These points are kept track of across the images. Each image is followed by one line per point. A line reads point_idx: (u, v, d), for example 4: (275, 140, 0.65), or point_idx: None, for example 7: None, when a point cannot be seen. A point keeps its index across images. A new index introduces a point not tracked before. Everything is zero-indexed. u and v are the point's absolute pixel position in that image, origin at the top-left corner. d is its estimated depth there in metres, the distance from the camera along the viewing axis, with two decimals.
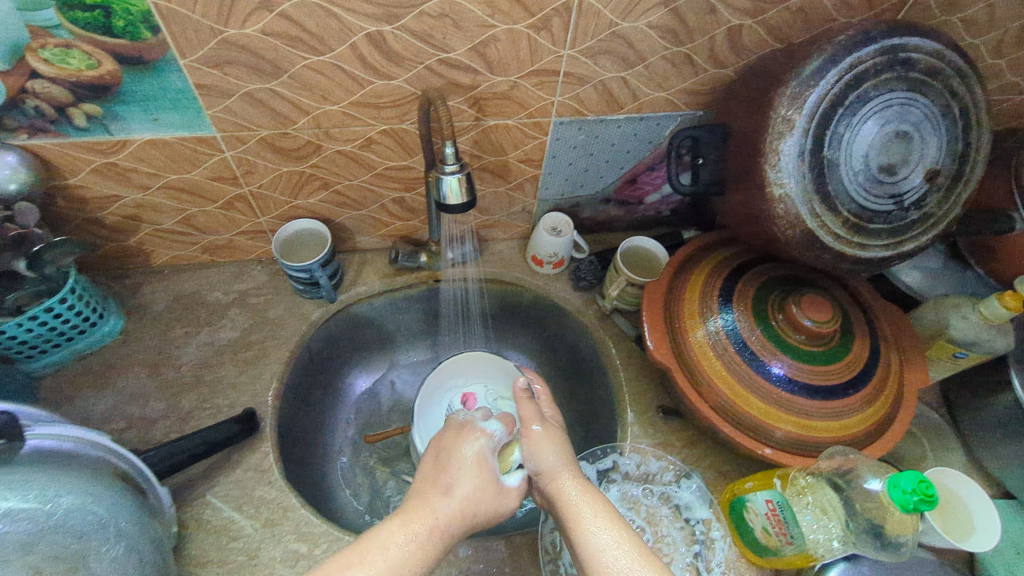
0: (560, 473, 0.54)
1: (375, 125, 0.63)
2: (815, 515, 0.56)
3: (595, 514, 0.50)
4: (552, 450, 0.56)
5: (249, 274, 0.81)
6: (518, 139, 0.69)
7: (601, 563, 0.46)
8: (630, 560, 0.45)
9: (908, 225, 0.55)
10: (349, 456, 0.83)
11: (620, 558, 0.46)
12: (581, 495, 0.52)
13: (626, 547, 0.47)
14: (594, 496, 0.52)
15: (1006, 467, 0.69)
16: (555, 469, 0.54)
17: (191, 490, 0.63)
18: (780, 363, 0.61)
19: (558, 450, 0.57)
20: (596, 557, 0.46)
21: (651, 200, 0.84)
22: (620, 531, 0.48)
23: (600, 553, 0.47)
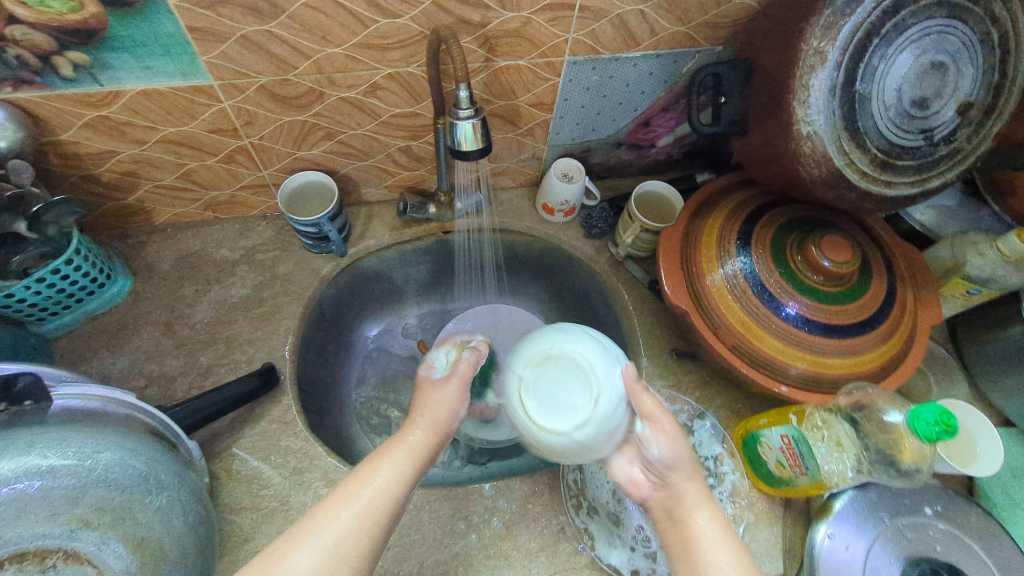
0: (686, 484, 0.51)
1: (380, 69, 0.60)
2: (829, 447, 0.58)
3: (714, 541, 0.48)
4: (679, 451, 0.52)
5: (255, 229, 0.79)
6: (529, 81, 0.66)
7: None
8: None
9: (935, 161, 0.54)
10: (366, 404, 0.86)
11: None
12: (706, 516, 0.50)
13: None
14: (716, 520, 0.50)
15: (1010, 398, 0.71)
16: (682, 469, 0.52)
17: (218, 444, 0.63)
18: (796, 304, 0.61)
19: (675, 445, 0.52)
20: None
21: (664, 143, 0.82)
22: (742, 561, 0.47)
23: None
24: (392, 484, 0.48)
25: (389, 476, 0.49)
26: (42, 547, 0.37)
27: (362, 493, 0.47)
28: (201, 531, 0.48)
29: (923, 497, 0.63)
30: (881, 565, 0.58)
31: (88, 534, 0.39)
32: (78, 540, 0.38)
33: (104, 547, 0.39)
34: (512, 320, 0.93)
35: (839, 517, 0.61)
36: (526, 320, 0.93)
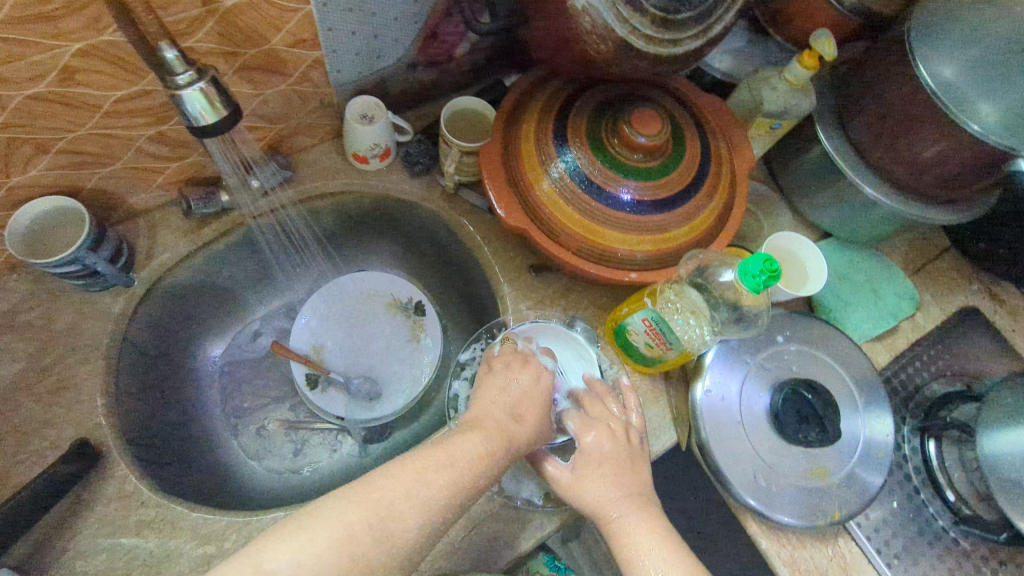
0: (608, 467, 0.53)
1: (62, 46, 0.46)
2: (686, 318, 0.59)
3: (641, 525, 0.50)
4: (608, 442, 0.54)
5: (7, 287, 0.63)
6: (274, 17, 0.55)
7: None
8: None
9: (715, 7, 0.53)
10: (233, 431, 0.77)
11: None
12: (644, 530, 0.50)
13: (677, 566, 0.48)
14: (651, 511, 0.51)
15: (823, 214, 0.79)
16: (608, 461, 0.53)
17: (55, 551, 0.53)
18: (627, 189, 0.60)
19: (603, 438, 0.54)
20: None
21: (461, 53, 0.75)
22: (677, 557, 0.49)
23: None
24: (408, 507, 0.42)
25: (393, 490, 0.42)
26: None
27: (357, 518, 0.40)
28: None
29: (774, 328, 0.69)
30: (754, 400, 0.65)
31: None
32: None
33: None
34: (368, 287, 0.86)
35: (712, 371, 0.66)
36: (383, 282, 0.87)
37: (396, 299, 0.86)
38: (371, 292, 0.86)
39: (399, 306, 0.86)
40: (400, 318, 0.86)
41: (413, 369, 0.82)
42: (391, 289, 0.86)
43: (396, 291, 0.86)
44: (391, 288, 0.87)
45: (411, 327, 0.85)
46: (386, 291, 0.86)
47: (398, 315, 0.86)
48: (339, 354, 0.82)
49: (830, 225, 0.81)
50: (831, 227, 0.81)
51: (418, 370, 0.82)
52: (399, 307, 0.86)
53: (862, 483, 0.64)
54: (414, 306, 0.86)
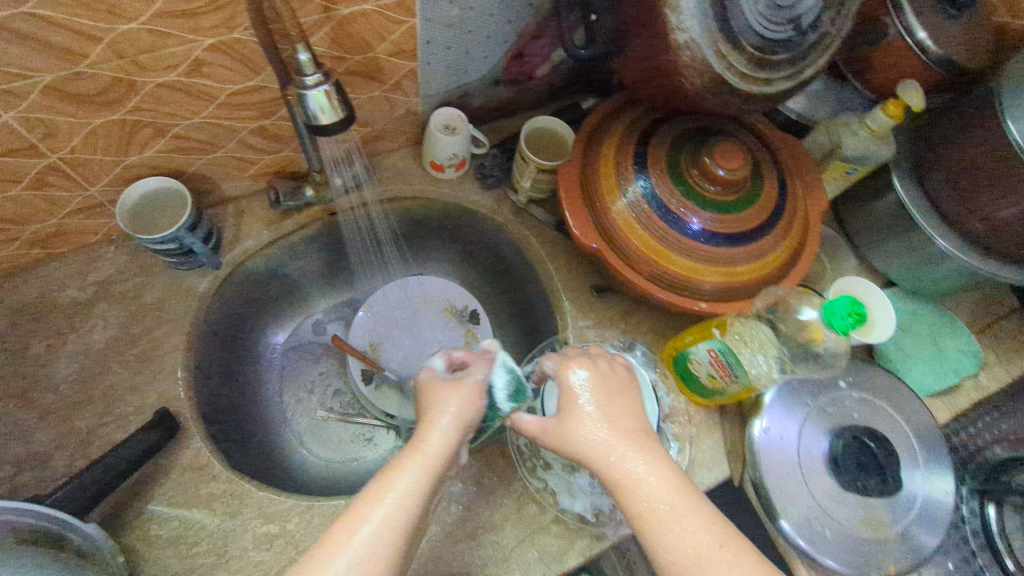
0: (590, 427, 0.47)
1: (197, 41, 0.49)
2: (756, 352, 0.59)
3: (638, 458, 0.45)
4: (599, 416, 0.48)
5: (103, 259, 0.67)
6: (382, 28, 0.58)
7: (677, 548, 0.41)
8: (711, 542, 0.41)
9: (806, 51, 0.54)
10: (286, 417, 0.79)
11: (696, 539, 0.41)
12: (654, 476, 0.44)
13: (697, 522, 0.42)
14: (649, 451, 0.46)
15: (890, 261, 0.78)
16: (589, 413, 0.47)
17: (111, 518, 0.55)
18: (700, 218, 0.61)
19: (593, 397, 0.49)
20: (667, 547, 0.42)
21: (542, 73, 0.77)
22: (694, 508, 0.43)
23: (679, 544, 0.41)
24: None
25: None
26: None
27: None
28: None
29: (837, 371, 0.69)
30: (812, 445, 0.64)
31: None
32: None
33: None
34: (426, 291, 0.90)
35: (771, 409, 0.65)
36: (443, 289, 0.91)
37: (453, 306, 0.89)
38: (429, 296, 0.90)
39: (454, 313, 0.89)
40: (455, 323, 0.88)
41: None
42: (449, 296, 0.90)
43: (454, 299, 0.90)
44: (450, 295, 0.90)
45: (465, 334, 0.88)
46: (445, 298, 0.90)
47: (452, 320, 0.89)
48: (393, 352, 0.85)
49: (897, 273, 0.79)
50: (897, 276, 0.80)
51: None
52: (455, 313, 0.89)
53: (917, 539, 0.62)
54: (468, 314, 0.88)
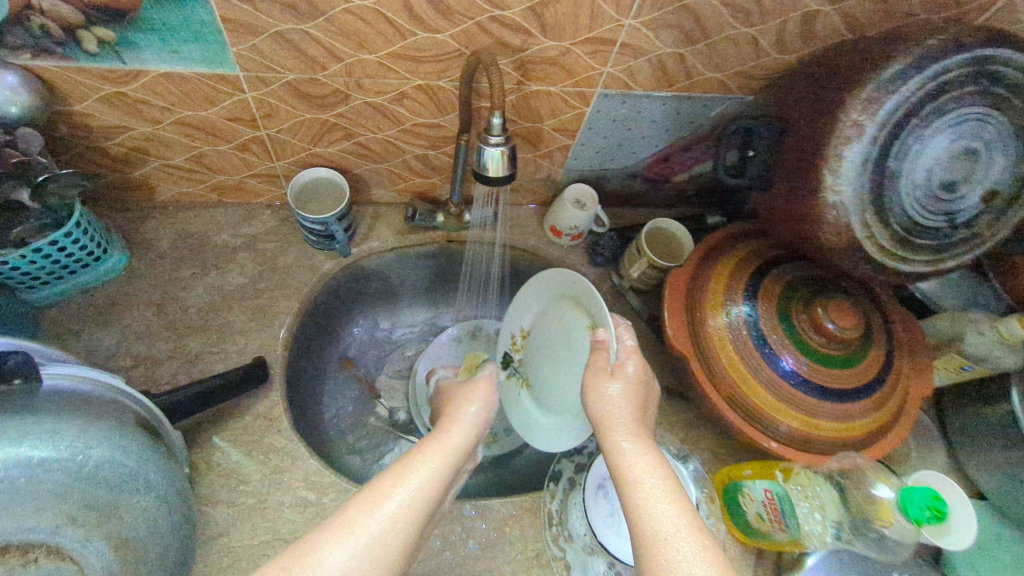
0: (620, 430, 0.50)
1: (410, 79, 0.58)
2: (812, 507, 0.61)
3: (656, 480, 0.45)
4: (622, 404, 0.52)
5: (259, 218, 0.78)
6: (558, 107, 0.65)
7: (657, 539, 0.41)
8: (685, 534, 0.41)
9: (954, 243, 0.54)
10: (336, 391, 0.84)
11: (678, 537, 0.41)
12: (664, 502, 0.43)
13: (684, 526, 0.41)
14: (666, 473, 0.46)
15: (984, 474, 0.74)
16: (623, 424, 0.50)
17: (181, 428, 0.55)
18: (791, 358, 0.63)
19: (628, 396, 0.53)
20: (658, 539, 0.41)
21: (680, 179, 0.81)
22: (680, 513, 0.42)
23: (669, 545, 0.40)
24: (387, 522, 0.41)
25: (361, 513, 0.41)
26: (28, 539, 0.40)
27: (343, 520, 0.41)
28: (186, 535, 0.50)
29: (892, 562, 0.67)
30: None
31: (72, 530, 0.41)
32: (61, 535, 0.41)
33: (86, 543, 0.42)
34: (563, 276, 0.70)
35: (810, 570, 0.65)
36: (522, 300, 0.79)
37: (512, 333, 0.82)
38: (583, 295, 0.65)
39: (514, 342, 0.82)
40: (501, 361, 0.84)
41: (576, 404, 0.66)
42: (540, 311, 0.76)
43: (548, 305, 0.75)
44: (533, 311, 0.78)
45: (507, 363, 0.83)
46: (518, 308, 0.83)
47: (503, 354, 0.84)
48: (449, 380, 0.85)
49: (989, 488, 0.73)
50: (989, 492, 0.74)
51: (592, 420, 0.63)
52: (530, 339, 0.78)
53: None
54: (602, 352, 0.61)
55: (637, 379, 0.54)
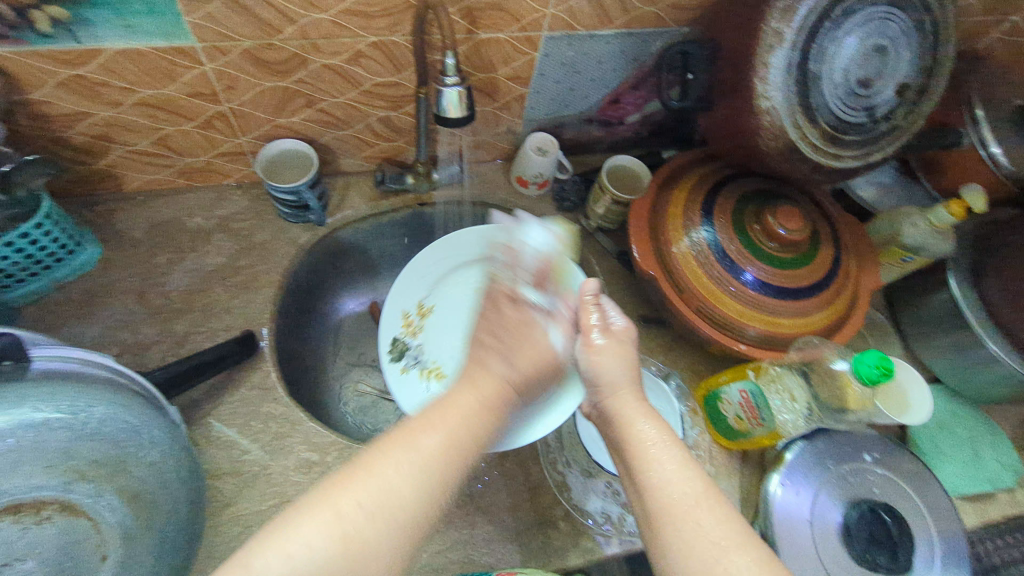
0: (625, 393, 0.52)
1: (364, 37, 0.60)
2: (784, 399, 0.65)
3: (661, 448, 0.47)
4: (615, 367, 0.53)
5: (230, 199, 0.79)
6: (508, 54, 0.68)
7: (661, 499, 0.45)
8: (692, 494, 0.45)
9: (877, 138, 0.60)
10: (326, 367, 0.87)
11: (681, 491, 0.45)
12: (670, 466, 0.46)
13: (688, 479, 0.45)
14: (672, 440, 0.48)
15: (936, 358, 0.80)
16: (620, 381, 0.52)
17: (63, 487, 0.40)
18: (754, 269, 0.67)
19: (620, 356, 0.54)
20: (656, 492, 0.45)
21: (633, 121, 0.85)
22: (686, 463, 0.47)
23: (668, 493, 0.45)
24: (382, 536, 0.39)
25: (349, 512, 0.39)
26: (39, 498, 0.40)
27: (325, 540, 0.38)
28: (195, 498, 0.50)
29: (864, 446, 0.71)
30: (826, 511, 0.66)
31: (83, 485, 0.42)
32: (73, 491, 0.41)
33: (98, 498, 0.42)
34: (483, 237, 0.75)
35: (791, 467, 0.69)
36: (422, 269, 0.74)
37: (406, 312, 0.72)
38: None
39: (406, 323, 0.71)
40: (383, 348, 0.69)
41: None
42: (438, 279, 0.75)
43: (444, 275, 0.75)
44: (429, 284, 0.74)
45: (398, 350, 0.69)
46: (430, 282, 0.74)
47: (390, 341, 0.69)
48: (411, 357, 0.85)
49: (939, 367, 0.81)
50: (940, 370, 0.81)
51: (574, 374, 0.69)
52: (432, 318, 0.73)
53: None
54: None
55: (620, 338, 0.55)
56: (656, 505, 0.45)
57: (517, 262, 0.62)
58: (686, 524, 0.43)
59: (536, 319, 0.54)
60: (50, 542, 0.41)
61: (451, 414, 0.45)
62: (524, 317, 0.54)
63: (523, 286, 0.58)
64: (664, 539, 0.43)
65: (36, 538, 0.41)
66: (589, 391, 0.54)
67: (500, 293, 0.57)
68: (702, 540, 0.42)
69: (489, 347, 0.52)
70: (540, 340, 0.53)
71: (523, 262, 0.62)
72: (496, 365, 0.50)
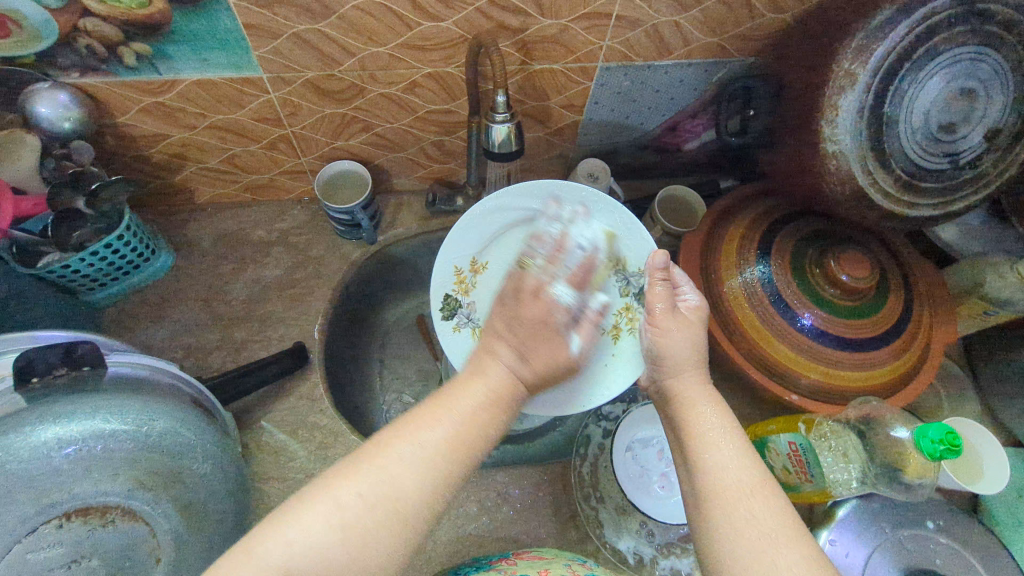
0: (686, 372, 0.56)
1: (420, 68, 0.62)
2: (836, 457, 0.62)
3: (728, 433, 0.49)
4: (682, 347, 0.57)
5: (290, 213, 0.83)
6: (563, 84, 0.67)
7: (716, 479, 0.46)
8: (750, 482, 0.45)
9: (960, 185, 0.55)
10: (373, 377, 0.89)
11: (738, 475, 0.46)
12: (730, 451, 0.48)
13: (746, 467, 0.47)
14: (736, 428, 0.50)
15: (1021, 423, 0.72)
16: (684, 362, 0.56)
17: None
18: (812, 315, 0.63)
19: (687, 333, 0.58)
20: (711, 472, 0.47)
21: (690, 148, 0.82)
22: (752, 457, 0.48)
23: (723, 478, 0.46)
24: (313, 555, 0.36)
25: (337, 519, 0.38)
26: (104, 501, 0.44)
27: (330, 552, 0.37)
28: (241, 506, 0.54)
29: (925, 511, 0.66)
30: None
31: (142, 493, 0.45)
32: (134, 498, 0.45)
33: (156, 505, 0.46)
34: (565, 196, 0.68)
35: (841, 524, 0.64)
36: (467, 232, 0.70)
37: (458, 268, 0.72)
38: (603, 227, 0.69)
39: (459, 279, 0.72)
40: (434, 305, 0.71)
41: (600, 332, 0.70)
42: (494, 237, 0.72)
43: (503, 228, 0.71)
44: (482, 241, 0.72)
45: (450, 308, 0.71)
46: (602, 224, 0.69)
47: (442, 299, 0.71)
48: None
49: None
50: None
51: (628, 346, 0.68)
52: (485, 275, 0.73)
53: None
54: (637, 278, 0.69)
55: (690, 318, 0.59)
56: (706, 483, 0.47)
57: (552, 253, 0.61)
58: (739, 507, 0.44)
59: (544, 282, 0.58)
60: (111, 544, 0.44)
61: (476, 380, 0.49)
62: (547, 313, 0.55)
63: (556, 281, 0.58)
64: (713, 522, 0.44)
65: (101, 538, 0.44)
66: (654, 366, 0.59)
67: (525, 284, 0.58)
68: (749, 525, 0.43)
69: (504, 339, 0.53)
70: (564, 345, 0.56)
71: (565, 252, 0.61)
72: (506, 357, 0.51)
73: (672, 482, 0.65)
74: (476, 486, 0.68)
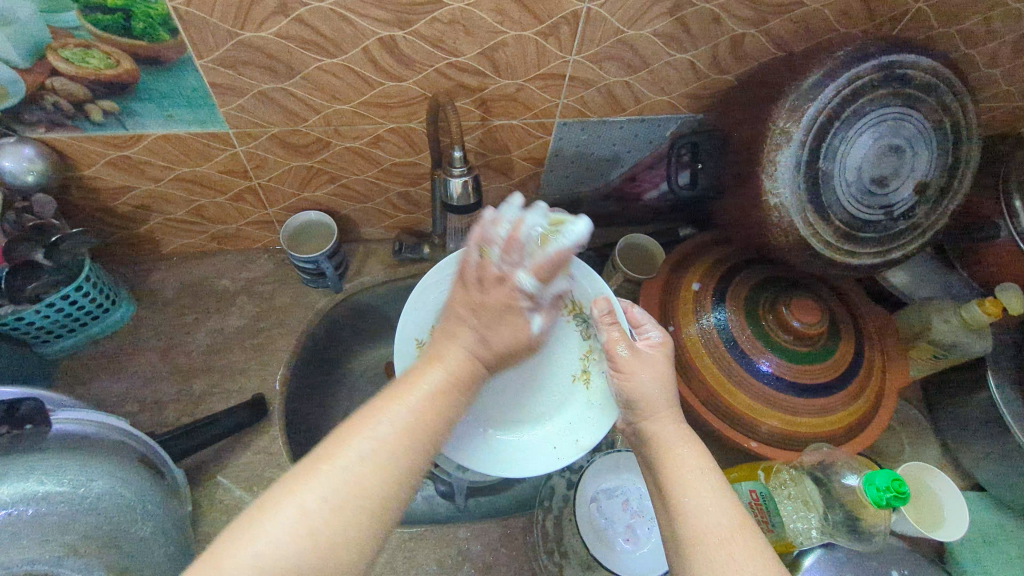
0: (664, 415, 0.55)
1: (383, 124, 0.64)
2: (796, 505, 0.62)
3: (706, 472, 0.49)
4: (652, 381, 0.57)
5: (256, 262, 0.83)
6: (523, 138, 0.70)
7: (697, 524, 0.46)
8: (732, 524, 0.45)
9: (896, 235, 0.58)
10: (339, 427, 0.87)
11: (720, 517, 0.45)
12: (705, 492, 0.47)
13: (728, 507, 0.46)
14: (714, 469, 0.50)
15: (979, 466, 0.73)
16: (659, 394, 0.57)
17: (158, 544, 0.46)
18: (768, 361, 0.64)
19: (655, 375, 0.58)
20: (691, 516, 0.46)
21: (650, 198, 0.85)
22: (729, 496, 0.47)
23: (706, 521, 0.45)
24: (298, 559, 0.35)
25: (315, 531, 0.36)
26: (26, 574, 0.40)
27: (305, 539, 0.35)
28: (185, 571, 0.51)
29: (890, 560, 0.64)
30: None
31: (74, 560, 0.42)
32: (62, 567, 0.41)
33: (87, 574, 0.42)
34: None
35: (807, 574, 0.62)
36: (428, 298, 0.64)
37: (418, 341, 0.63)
38: (563, 277, 0.69)
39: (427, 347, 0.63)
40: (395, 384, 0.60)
41: (569, 379, 0.69)
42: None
43: None
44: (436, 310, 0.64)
45: None
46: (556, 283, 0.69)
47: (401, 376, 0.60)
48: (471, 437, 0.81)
49: (983, 476, 0.73)
50: (984, 478, 0.73)
51: (600, 387, 0.68)
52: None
53: None
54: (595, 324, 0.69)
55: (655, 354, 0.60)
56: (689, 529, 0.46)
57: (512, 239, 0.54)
58: (725, 553, 0.43)
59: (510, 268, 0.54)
60: None
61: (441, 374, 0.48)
62: (510, 299, 0.54)
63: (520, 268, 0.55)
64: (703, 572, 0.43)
65: None
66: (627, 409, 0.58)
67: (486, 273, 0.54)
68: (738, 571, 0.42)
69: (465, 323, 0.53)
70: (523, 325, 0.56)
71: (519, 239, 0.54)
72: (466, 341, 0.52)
73: (638, 535, 0.64)
74: (437, 543, 0.66)
